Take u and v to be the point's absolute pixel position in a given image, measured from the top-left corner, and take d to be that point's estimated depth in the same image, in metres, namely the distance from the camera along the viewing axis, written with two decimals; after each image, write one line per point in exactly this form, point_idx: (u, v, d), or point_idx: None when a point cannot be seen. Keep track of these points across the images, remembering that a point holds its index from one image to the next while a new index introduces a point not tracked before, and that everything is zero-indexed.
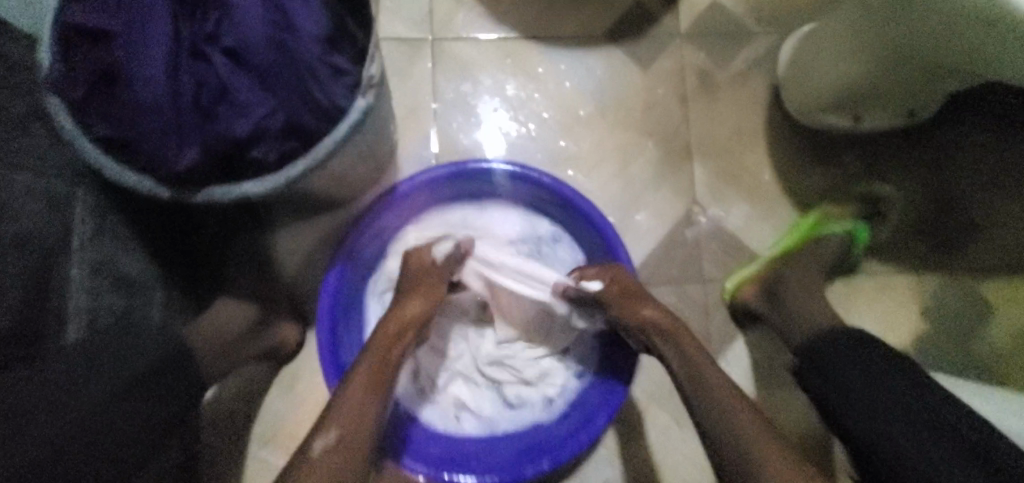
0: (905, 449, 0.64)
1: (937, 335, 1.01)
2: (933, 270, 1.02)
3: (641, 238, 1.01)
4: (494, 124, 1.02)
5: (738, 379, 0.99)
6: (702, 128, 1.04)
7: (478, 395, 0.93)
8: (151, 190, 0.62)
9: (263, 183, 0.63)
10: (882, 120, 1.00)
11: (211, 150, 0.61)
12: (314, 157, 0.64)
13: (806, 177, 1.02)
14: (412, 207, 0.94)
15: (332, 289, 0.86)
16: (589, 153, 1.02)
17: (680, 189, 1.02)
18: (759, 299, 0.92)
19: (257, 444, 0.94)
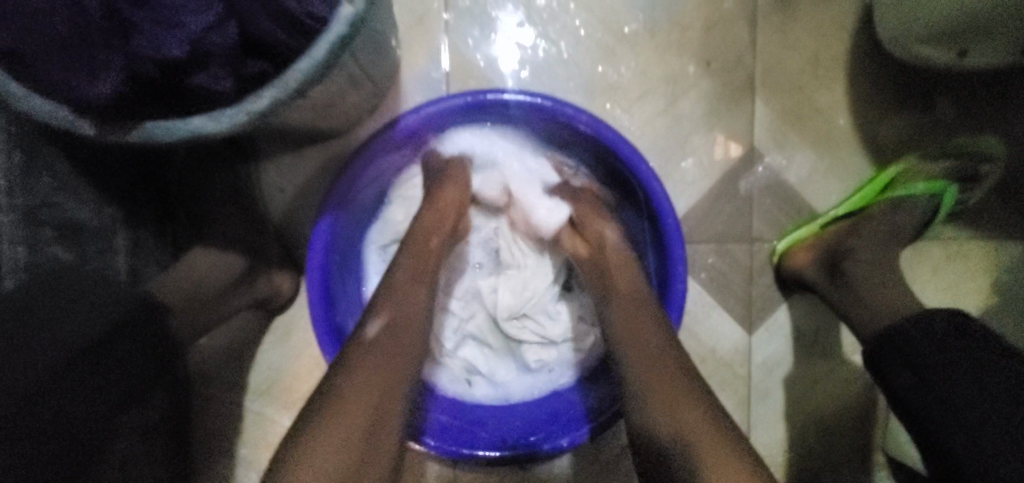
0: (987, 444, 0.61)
1: (1010, 311, 0.88)
2: (1015, 238, 0.88)
3: (685, 188, 0.86)
4: (517, 41, 0.84)
5: (780, 352, 0.88)
6: (770, 57, 0.86)
7: (491, 360, 0.83)
8: (69, 124, 0.45)
9: (217, 117, 0.47)
10: (991, 58, 0.81)
11: (141, 74, 0.45)
12: (281, 85, 0.47)
13: (885, 125, 0.88)
14: (416, 144, 0.79)
15: (322, 246, 0.73)
16: (631, 82, 0.85)
17: (736, 131, 0.86)
18: (817, 268, 0.80)
19: (247, 399, 0.86)
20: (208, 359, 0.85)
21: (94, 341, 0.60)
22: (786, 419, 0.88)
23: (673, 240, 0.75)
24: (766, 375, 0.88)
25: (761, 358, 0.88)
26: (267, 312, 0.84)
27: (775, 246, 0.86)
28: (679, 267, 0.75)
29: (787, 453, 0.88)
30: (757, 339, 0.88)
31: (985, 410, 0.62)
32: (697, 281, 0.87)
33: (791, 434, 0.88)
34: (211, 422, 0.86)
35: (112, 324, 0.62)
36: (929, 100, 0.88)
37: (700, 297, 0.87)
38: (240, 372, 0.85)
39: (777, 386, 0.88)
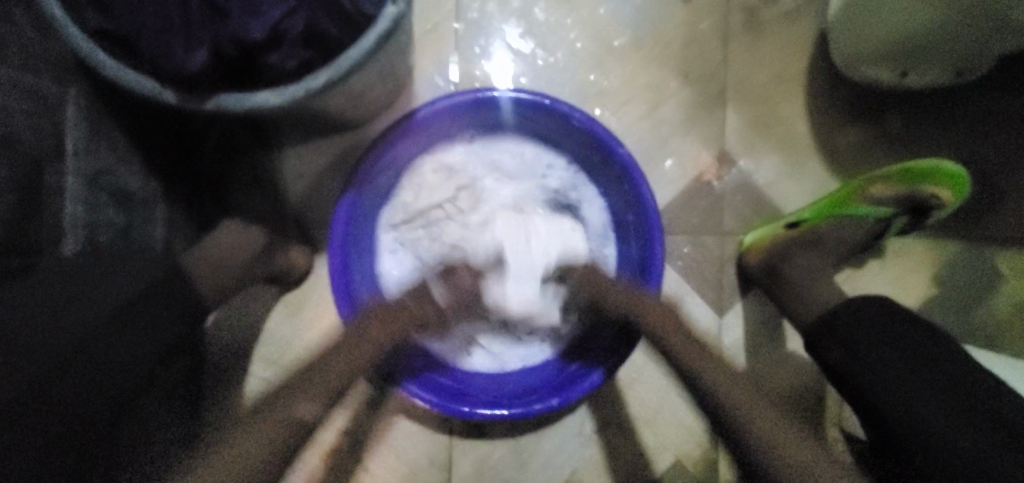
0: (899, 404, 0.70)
1: (952, 305, 0.98)
2: (956, 239, 0.98)
3: (664, 185, 0.97)
4: (519, 50, 0.95)
5: (748, 335, 0.98)
6: (739, 72, 0.98)
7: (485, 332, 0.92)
8: (154, 91, 0.55)
9: (278, 91, 0.56)
10: (927, 79, 0.93)
11: (223, 52, 0.54)
12: (336, 67, 0.56)
13: (844, 135, 0.98)
14: (426, 135, 0.89)
15: (343, 220, 0.83)
16: (619, 90, 0.96)
17: (710, 136, 0.97)
18: (766, 265, 0.91)
19: (256, 369, 0.91)
20: (225, 327, 0.91)
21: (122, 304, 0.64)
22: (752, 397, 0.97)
23: (654, 225, 0.85)
24: (734, 356, 0.98)
25: (731, 340, 0.98)
26: (284, 286, 0.90)
27: (743, 241, 0.96)
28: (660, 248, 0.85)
29: None
30: (727, 322, 0.98)
31: (915, 383, 0.71)
32: (674, 268, 0.97)
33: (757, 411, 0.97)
34: (223, 388, 0.91)
35: (141, 289, 0.65)
36: (879, 117, 0.98)
37: (676, 282, 0.97)
38: (252, 342, 0.92)
39: (742, 366, 0.98)
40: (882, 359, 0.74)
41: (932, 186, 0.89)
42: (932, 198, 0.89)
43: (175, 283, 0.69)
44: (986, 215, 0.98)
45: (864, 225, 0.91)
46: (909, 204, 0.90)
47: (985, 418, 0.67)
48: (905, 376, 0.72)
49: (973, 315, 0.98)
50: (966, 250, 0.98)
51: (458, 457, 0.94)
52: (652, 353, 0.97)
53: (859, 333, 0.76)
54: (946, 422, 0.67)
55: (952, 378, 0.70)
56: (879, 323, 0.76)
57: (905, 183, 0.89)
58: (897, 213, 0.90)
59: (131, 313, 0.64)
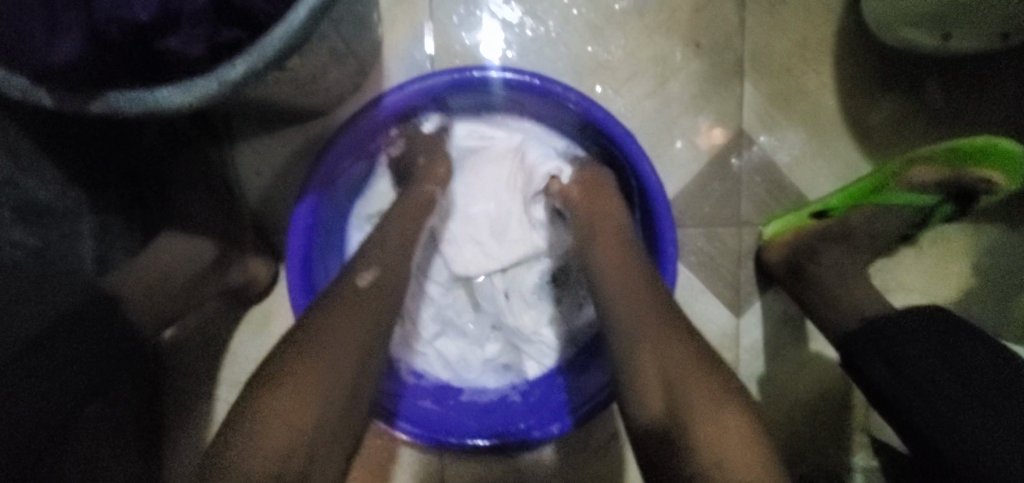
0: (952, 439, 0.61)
1: (993, 296, 0.88)
2: (999, 223, 0.88)
3: (673, 171, 0.85)
4: (505, 19, 0.82)
5: (767, 337, 0.88)
6: (757, 39, 0.85)
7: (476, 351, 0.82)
8: (31, 92, 0.43)
9: (187, 87, 0.44)
10: (973, 42, 0.81)
11: (106, 37, 0.42)
12: (259, 52, 0.44)
13: (878, 109, 0.86)
14: (401, 122, 0.77)
15: (303, 228, 0.71)
16: (621, 63, 0.83)
17: (724, 113, 0.85)
18: (788, 262, 0.80)
19: (220, 395, 0.81)
20: (183, 349, 0.81)
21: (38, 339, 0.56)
22: (772, 404, 0.88)
23: (665, 224, 0.74)
24: (752, 360, 0.88)
25: (749, 342, 0.88)
26: (246, 301, 0.80)
27: (762, 232, 0.85)
28: (671, 249, 0.74)
29: (772, 437, 0.89)
30: (744, 323, 0.88)
31: (972, 407, 0.61)
32: (684, 265, 0.87)
33: (776, 419, 0.88)
34: (183, 416, 0.81)
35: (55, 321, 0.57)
36: (920, 86, 0.86)
37: (688, 281, 0.87)
38: (213, 365, 0.81)
39: (760, 371, 0.88)
40: (934, 385, 0.63)
41: (983, 169, 0.74)
42: (983, 183, 0.75)
43: (101, 308, 0.61)
44: None
45: (906, 215, 0.79)
46: (956, 189, 0.76)
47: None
48: (960, 406, 0.61)
49: (1016, 307, 0.88)
50: (1009, 235, 0.88)
51: (450, 481, 0.85)
52: None
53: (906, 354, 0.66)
54: (1006, 448, 0.58)
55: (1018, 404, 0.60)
56: (930, 343, 0.65)
57: (952, 166, 0.75)
58: (944, 200, 0.77)
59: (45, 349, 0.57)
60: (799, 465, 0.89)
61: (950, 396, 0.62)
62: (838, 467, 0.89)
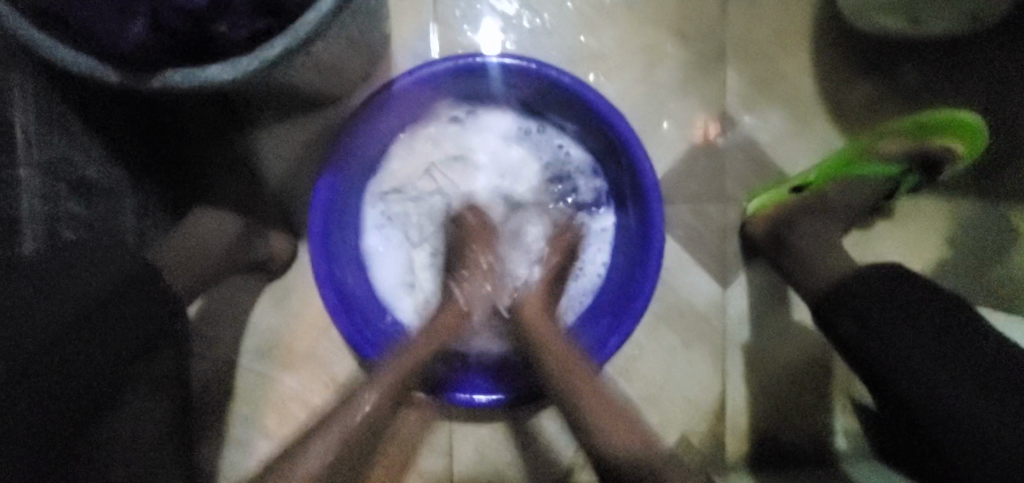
0: (908, 379, 0.67)
1: (964, 266, 0.94)
2: (970, 197, 0.93)
3: (663, 152, 0.92)
4: (503, 12, 0.89)
5: (752, 306, 0.94)
6: (739, 28, 0.91)
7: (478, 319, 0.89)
8: (96, 71, 0.50)
9: (231, 66, 0.52)
10: (941, 27, 0.87)
11: (165, 24, 0.49)
12: (292, 35, 0.51)
13: (853, 90, 0.92)
14: (408, 108, 0.84)
15: (322, 205, 0.79)
16: (612, 51, 0.90)
17: (709, 97, 0.91)
18: (768, 234, 0.86)
19: (246, 360, 0.89)
20: (211, 318, 0.89)
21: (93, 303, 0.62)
22: (758, 368, 0.94)
23: (652, 196, 0.80)
24: (739, 328, 0.94)
25: (735, 311, 0.94)
26: (269, 274, 0.87)
27: (746, 208, 0.91)
28: (658, 220, 0.80)
29: (756, 400, 0.95)
30: (730, 293, 0.94)
31: (933, 361, 0.67)
32: (673, 239, 0.93)
33: (763, 382, 0.94)
34: (213, 378, 0.90)
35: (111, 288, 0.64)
36: (894, 68, 0.92)
37: (677, 254, 0.93)
38: (239, 332, 0.89)
39: (746, 338, 0.94)
40: (898, 332, 0.69)
41: (944, 139, 0.84)
42: (945, 150, 0.84)
43: (148, 279, 0.67)
44: (1001, 170, 0.93)
45: (874, 187, 0.85)
46: (926, 160, 0.84)
47: (1004, 398, 0.63)
48: (916, 351, 0.68)
49: (987, 276, 0.93)
50: (979, 208, 0.93)
51: (458, 441, 0.92)
52: (652, 328, 0.93)
53: (872, 306, 0.72)
54: (956, 390, 0.65)
55: (972, 356, 0.66)
56: (894, 296, 0.71)
57: (918, 138, 0.84)
58: (911, 169, 0.85)
59: (100, 313, 0.62)
60: (785, 427, 0.95)
61: (910, 341, 0.68)
62: (820, 428, 0.95)
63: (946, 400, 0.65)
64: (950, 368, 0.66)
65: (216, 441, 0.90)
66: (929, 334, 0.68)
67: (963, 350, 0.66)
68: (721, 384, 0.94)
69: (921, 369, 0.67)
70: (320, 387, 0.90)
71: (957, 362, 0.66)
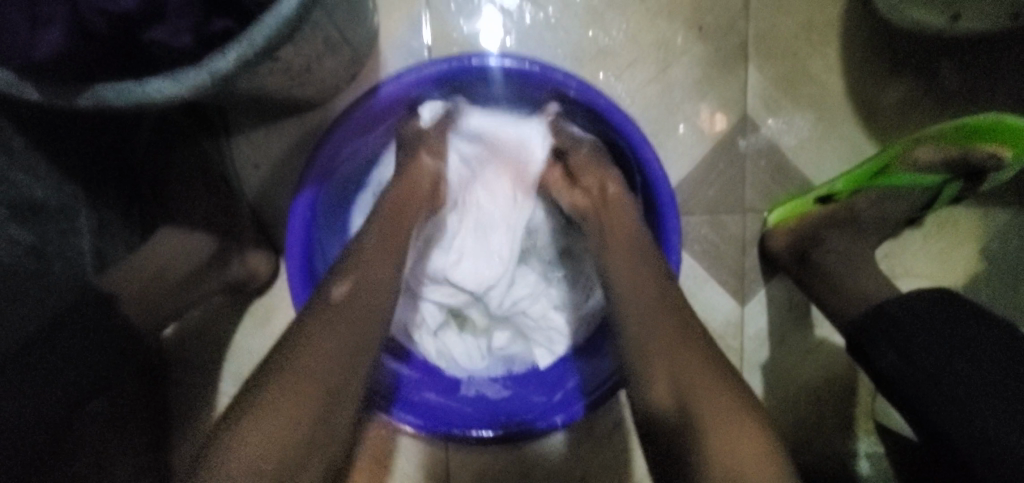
0: (959, 416, 0.60)
1: (1000, 280, 0.87)
2: (1009, 206, 0.86)
3: (677, 158, 0.84)
4: (503, 5, 0.80)
5: (770, 324, 0.87)
6: (762, 22, 0.83)
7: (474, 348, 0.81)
8: (15, 87, 0.42)
9: (177, 80, 0.43)
10: (983, 20, 0.79)
11: (88, 29, 0.41)
12: (248, 43, 0.43)
13: (887, 91, 0.85)
14: (398, 112, 0.75)
15: (302, 218, 0.70)
16: (622, 48, 0.82)
17: (728, 99, 0.84)
18: (793, 250, 0.79)
19: (224, 389, 0.82)
20: (186, 343, 0.82)
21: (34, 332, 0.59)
22: (777, 390, 0.88)
23: (667, 215, 0.74)
24: (757, 348, 0.88)
25: (753, 331, 0.87)
26: (247, 294, 0.80)
27: (767, 219, 0.84)
28: (674, 240, 0.74)
29: (776, 424, 0.88)
30: (749, 311, 0.87)
31: (973, 386, 0.61)
32: (688, 253, 0.86)
33: (783, 405, 0.88)
34: (187, 408, 0.82)
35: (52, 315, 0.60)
36: (931, 67, 0.84)
37: (692, 269, 0.86)
38: (216, 358, 0.82)
39: (765, 359, 0.88)
40: (947, 366, 0.62)
41: (991, 145, 0.74)
42: (992, 157, 0.74)
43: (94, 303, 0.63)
44: None
45: (911, 196, 0.78)
46: (965, 168, 0.75)
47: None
48: (963, 387, 0.61)
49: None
50: (1018, 218, 0.87)
51: (454, 472, 0.86)
52: None
53: (917, 337, 0.64)
54: (1011, 435, 0.58)
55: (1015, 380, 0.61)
56: (942, 326, 0.64)
57: (958, 144, 0.75)
58: (949, 178, 0.76)
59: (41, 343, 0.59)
60: (805, 452, 0.89)
61: (959, 375, 0.62)
62: (842, 453, 0.89)
63: (1002, 445, 0.58)
64: (1002, 410, 0.59)
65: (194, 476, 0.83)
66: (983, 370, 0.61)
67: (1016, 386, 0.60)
68: None
69: (971, 410, 0.60)
70: None
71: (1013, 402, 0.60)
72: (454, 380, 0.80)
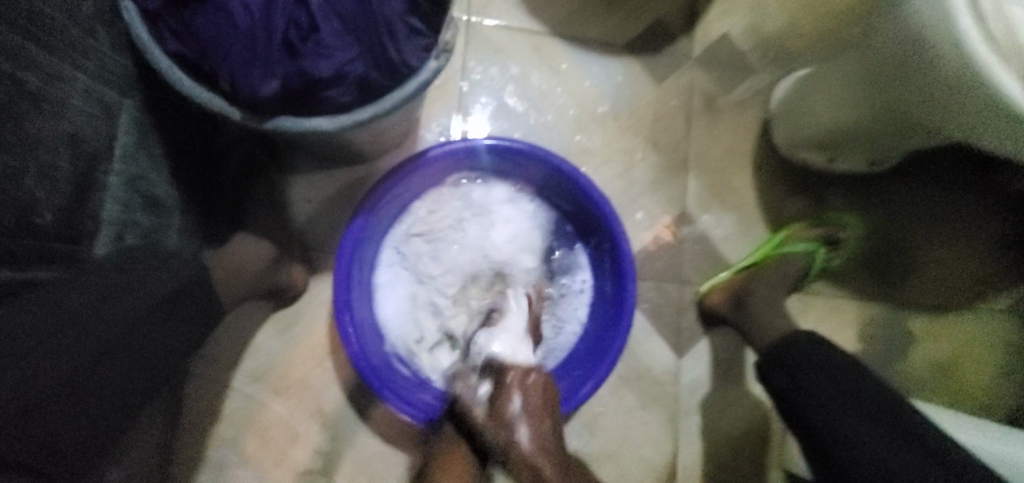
0: (835, 423, 0.81)
1: (872, 357, 1.13)
2: (876, 301, 1.15)
3: (634, 235, 1.10)
4: (516, 109, 1.09)
5: (701, 375, 1.08)
6: (700, 146, 1.14)
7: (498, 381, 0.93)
8: (223, 108, 0.64)
9: (332, 119, 0.66)
10: (850, 165, 1.12)
11: (289, 86, 0.63)
12: (380, 106, 0.67)
13: (786, 206, 1.15)
14: (432, 173, 0.99)
15: (352, 239, 0.91)
16: (600, 151, 1.11)
17: (674, 197, 1.12)
18: (728, 305, 1.03)
19: (236, 384, 0.96)
20: (215, 340, 0.96)
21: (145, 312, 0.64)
22: (704, 432, 1.07)
23: (625, 267, 0.95)
24: (691, 394, 1.08)
25: (688, 380, 1.08)
26: (282, 302, 0.96)
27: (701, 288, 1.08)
28: (631, 288, 0.95)
29: (703, 462, 1.06)
30: (685, 363, 1.08)
31: (845, 406, 0.82)
32: (640, 310, 1.08)
33: (710, 446, 1.06)
34: (204, 396, 0.95)
35: (174, 289, 0.68)
36: (819, 192, 1.16)
37: (642, 323, 1.08)
38: (237, 355, 0.96)
39: (698, 404, 1.08)
40: (824, 387, 0.84)
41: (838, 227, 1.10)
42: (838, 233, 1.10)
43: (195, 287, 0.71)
44: (899, 281, 1.15)
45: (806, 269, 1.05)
46: (827, 240, 1.08)
47: (908, 439, 0.78)
48: (834, 401, 0.83)
49: (889, 368, 1.13)
50: (883, 312, 1.15)
51: None
52: (616, 388, 1.07)
53: (803, 367, 0.87)
54: (866, 436, 0.79)
55: (880, 402, 0.81)
56: (822, 358, 0.87)
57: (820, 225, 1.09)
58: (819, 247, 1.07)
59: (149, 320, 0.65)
60: None
61: (833, 393, 0.83)
62: None
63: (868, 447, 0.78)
64: (862, 419, 0.80)
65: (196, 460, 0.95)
66: (852, 390, 0.83)
67: (876, 399, 0.82)
68: (674, 444, 1.06)
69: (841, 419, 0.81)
70: (308, 415, 0.97)
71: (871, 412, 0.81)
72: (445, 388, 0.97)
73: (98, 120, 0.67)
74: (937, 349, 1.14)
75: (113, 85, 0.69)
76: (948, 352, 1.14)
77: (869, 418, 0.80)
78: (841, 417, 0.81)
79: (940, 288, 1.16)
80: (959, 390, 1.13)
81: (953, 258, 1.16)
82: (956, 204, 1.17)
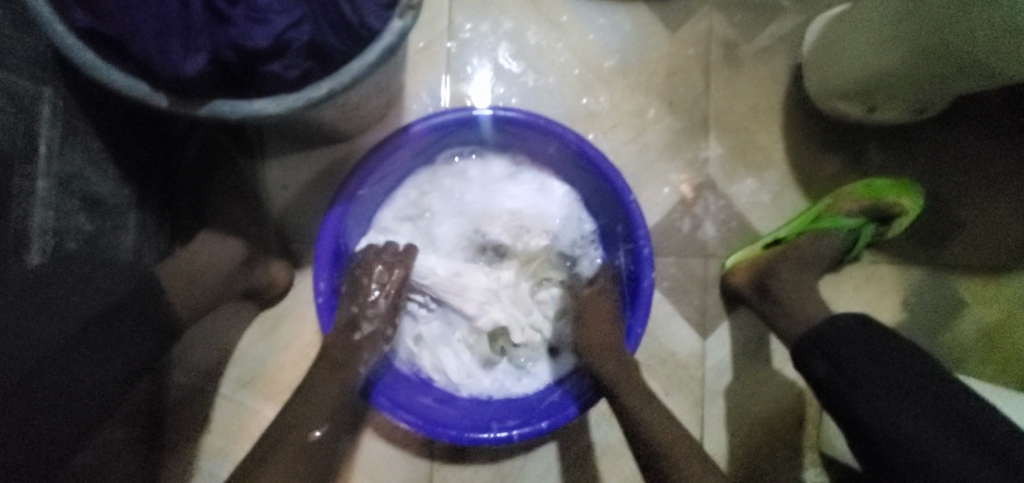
0: (890, 420, 0.71)
1: (917, 328, 1.02)
2: (921, 265, 1.03)
3: (649, 207, 0.99)
4: (510, 71, 0.96)
5: (727, 357, 0.99)
6: (721, 101, 1.01)
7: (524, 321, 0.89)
8: (148, 96, 0.55)
9: (279, 100, 0.56)
10: (894, 114, 0.98)
11: (221, 58, 0.54)
12: (337, 79, 0.57)
13: (820, 164, 1.02)
14: (417, 150, 0.87)
15: (330, 233, 0.82)
16: (608, 114, 0.98)
17: (693, 161, 1.00)
18: (750, 285, 0.92)
19: (222, 392, 0.88)
20: (193, 346, 0.88)
21: (94, 316, 0.59)
22: (735, 418, 0.98)
23: (642, 249, 0.84)
24: (718, 378, 0.99)
25: (715, 363, 0.99)
26: (265, 302, 0.87)
27: (725, 263, 0.98)
28: (648, 271, 0.84)
29: (733, 448, 0.98)
30: (710, 344, 0.99)
31: (897, 399, 0.72)
32: (658, 289, 0.98)
33: (739, 431, 0.98)
34: (187, 407, 0.87)
35: (120, 299, 0.61)
36: (860, 147, 1.03)
37: (661, 303, 0.99)
38: (223, 361, 0.88)
39: (726, 388, 0.98)
40: (873, 378, 0.74)
41: (892, 197, 0.95)
42: (894, 207, 0.94)
43: (149, 296, 0.64)
44: (951, 242, 1.03)
45: (842, 239, 0.93)
46: (876, 213, 0.95)
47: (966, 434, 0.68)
48: (885, 395, 0.72)
49: (936, 338, 1.02)
50: (930, 278, 1.03)
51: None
52: (636, 377, 0.97)
53: (849, 357, 0.76)
54: (924, 434, 0.69)
55: (943, 397, 0.71)
56: (871, 347, 0.76)
57: (869, 197, 0.95)
58: (868, 220, 0.94)
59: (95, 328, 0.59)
60: (758, 477, 0.98)
61: (885, 388, 0.73)
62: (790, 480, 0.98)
63: (930, 447, 0.68)
64: (921, 416, 0.70)
65: (185, 473, 0.87)
66: (909, 383, 0.72)
67: (936, 392, 0.72)
68: (700, 433, 0.98)
69: (897, 415, 0.71)
70: None
71: (932, 408, 0.71)
72: (448, 389, 0.88)
73: (13, 113, 0.58)
74: (991, 316, 1.03)
75: (25, 73, 0.60)
76: (1002, 317, 1.03)
77: (932, 415, 0.70)
78: (896, 413, 0.71)
79: (994, 248, 1.03)
80: (1015, 359, 1.02)
81: (1009, 212, 1.03)
82: (1008, 154, 1.03)
